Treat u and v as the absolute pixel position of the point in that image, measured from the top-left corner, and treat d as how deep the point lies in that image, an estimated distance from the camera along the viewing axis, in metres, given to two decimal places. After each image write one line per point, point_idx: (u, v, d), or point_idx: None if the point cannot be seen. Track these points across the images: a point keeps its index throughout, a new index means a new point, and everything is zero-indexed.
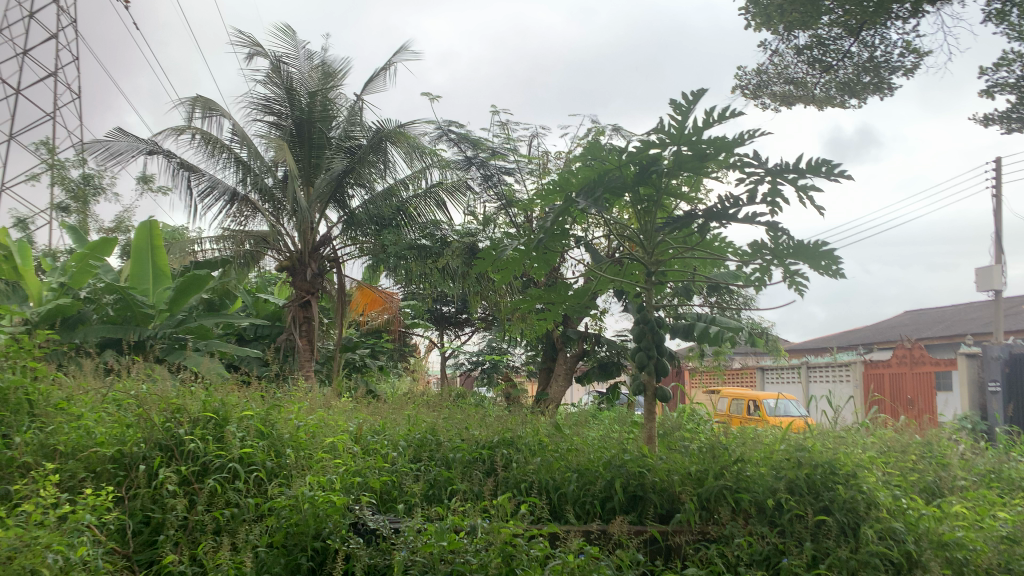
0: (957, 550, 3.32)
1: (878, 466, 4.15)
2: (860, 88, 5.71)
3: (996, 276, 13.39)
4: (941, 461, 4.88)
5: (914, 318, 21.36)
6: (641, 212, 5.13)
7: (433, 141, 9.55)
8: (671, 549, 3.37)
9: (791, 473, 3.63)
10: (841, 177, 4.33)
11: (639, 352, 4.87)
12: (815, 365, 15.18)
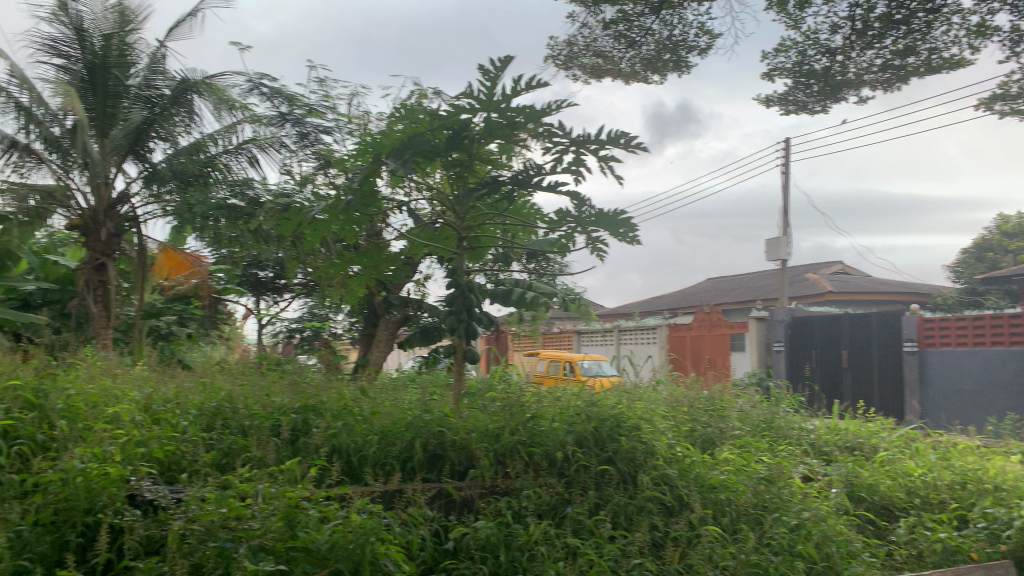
0: (721, 492, 3.66)
1: (661, 419, 4.48)
2: (661, 65, 6.04)
3: (783, 246, 14.75)
4: (721, 413, 5.33)
5: (715, 285, 23.06)
6: (453, 177, 5.12)
7: (243, 94, 9.07)
8: (464, 504, 3.44)
9: (580, 427, 3.81)
10: (638, 149, 4.54)
11: (450, 315, 4.90)
12: (626, 329, 16.20)
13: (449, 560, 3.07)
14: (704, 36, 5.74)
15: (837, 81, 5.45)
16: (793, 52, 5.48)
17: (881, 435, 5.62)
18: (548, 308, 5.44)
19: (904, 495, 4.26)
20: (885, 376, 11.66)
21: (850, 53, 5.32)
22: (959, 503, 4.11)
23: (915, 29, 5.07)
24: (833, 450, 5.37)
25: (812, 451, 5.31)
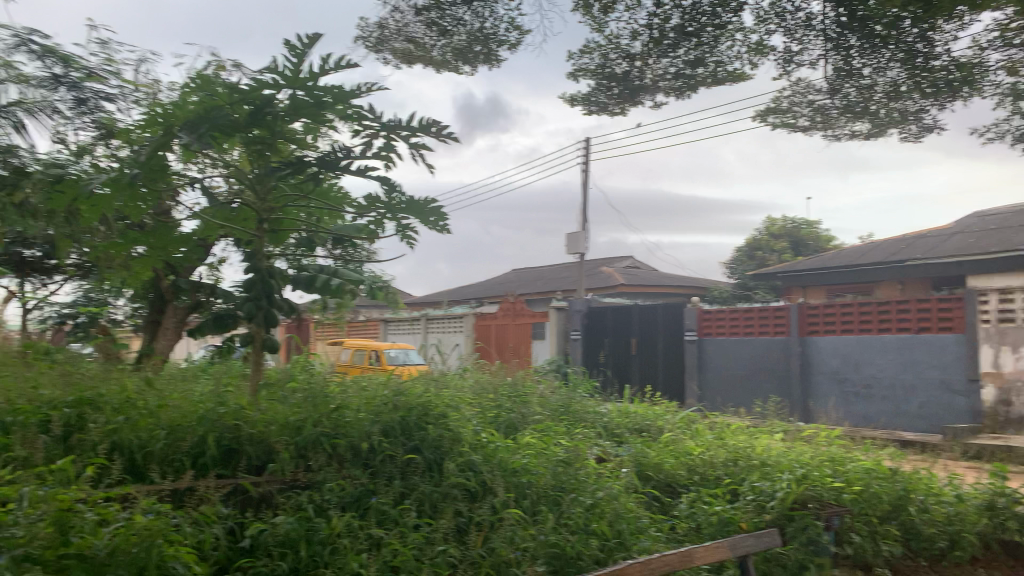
0: (523, 476, 3.77)
1: (466, 406, 4.53)
2: (472, 56, 6.08)
3: (582, 241, 15.44)
4: (522, 399, 5.49)
5: (517, 276, 23.74)
6: (252, 154, 4.78)
7: (6, 50, 8.03)
8: (262, 500, 3.30)
9: (386, 416, 3.76)
10: (449, 138, 4.53)
11: (248, 302, 4.65)
12: (433, 317, 16.24)
13: (245, 559, 2.93)
14: (515, 31, 5.85)
15: (635, 85, 5.78)
16: (597, 54, 5.73)
17: (666, 417, 6.06)
18: (354, 295, 5.31)
19: (685, 472, 4.60)
20: (669, 361, 12.69)
21: (648, 60, 5.64)
22: (730, 478, 4.49)
23: (704, 42, 5.49)
24: (624, 432, 5.72)
25: (605, 433, 5.62)
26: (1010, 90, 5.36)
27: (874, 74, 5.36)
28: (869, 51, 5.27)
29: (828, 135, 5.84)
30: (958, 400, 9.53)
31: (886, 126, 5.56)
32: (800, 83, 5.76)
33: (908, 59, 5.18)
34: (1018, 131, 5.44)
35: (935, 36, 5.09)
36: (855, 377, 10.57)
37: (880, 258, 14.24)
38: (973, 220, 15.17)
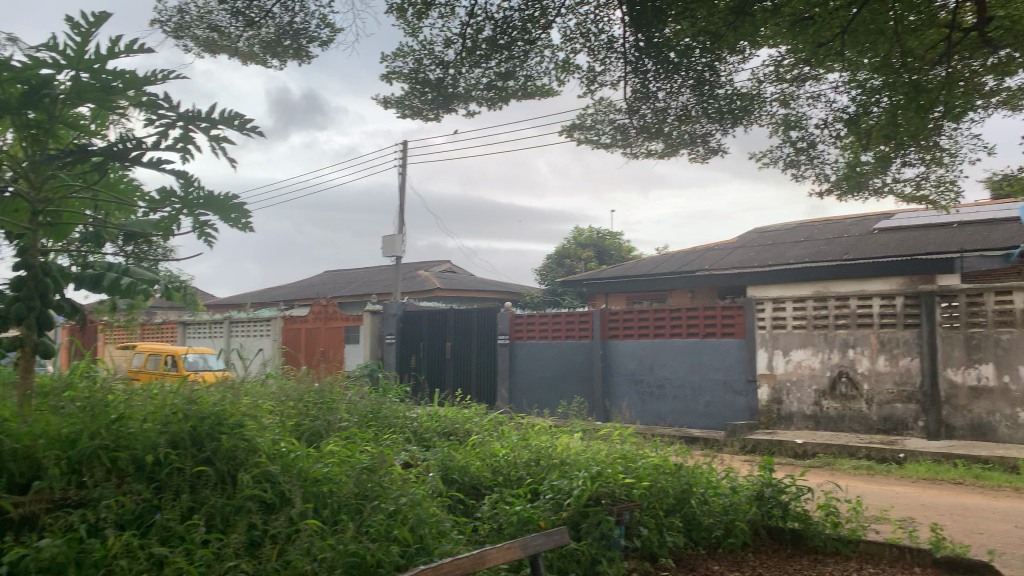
0: (323, 485, 3.66)
1: (266, 413, 4.35)
2: (281, 50, 5.85)
3: (398, 244, 15.35)
4: (329, 406, 5.36)
5: (330, 278, 23.18)
6: (26, 139, 4.34)
7: None
8: (26, 522, 3.02)
9: (175, 426, 3.51)
10: (254, 130, 4.00)
11: (15, 302, 4.12)
12: (238, 320, 15.47)
13: None
14: (325, 28, 5.71)
15: (449, 92, 5.76)
16: (411, 58, 5.72)
17: (473, 420, 6.15)
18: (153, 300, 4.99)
19: (489, 475, 4.68)
20: (483, 367, 12.91)
21: (460, 69, 5.72)
22: (532, 478, 4.63)
23: (515, 55, 5.71)
24: (432, 436, 5.75)
25: (413, 438, 5.63)
26: (781, 120, 5.96)
27: (667, 98, 5.75)
28: (663, 76, 5.66)
29: (627, 153, 6.14)
30: (739, 399, 10.46)
31: (676, 147, 5.93)
32: (602, 103, 6.06)
33: (697, 86, 5.64)
34: (787, 158, 6.06)
35: (720, 66, 5.60)
36: (651, 379, 11.28)
37: (674, 268, 15.32)
38: (752, 236, 16.75)
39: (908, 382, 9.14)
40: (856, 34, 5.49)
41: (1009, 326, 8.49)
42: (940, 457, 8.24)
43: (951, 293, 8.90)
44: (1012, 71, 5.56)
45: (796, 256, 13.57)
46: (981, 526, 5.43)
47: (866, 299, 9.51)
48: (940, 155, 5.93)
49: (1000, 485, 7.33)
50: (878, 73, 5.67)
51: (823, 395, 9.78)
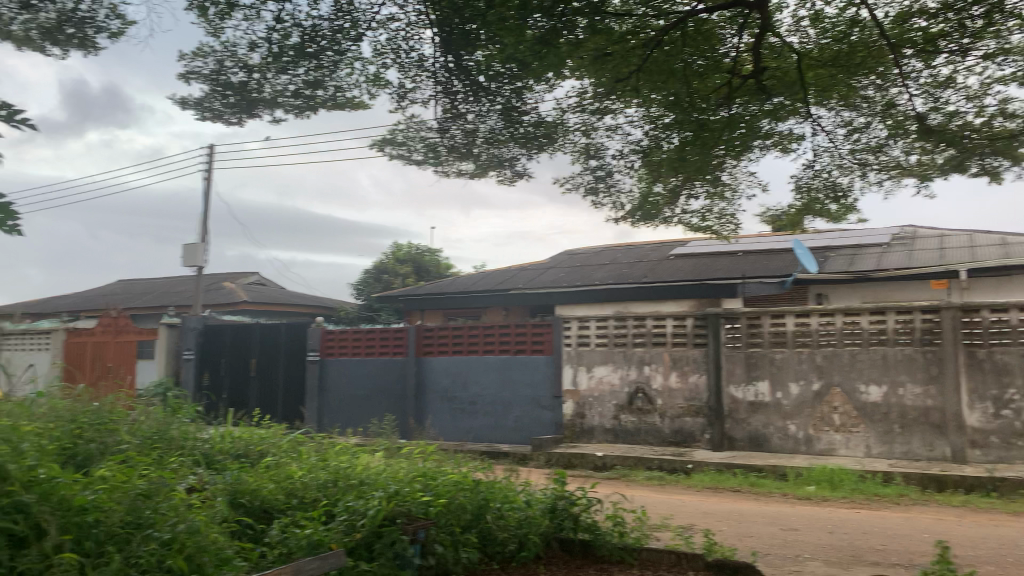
0: (88, 514, 3.34)
1: (25, 435, 3.91)
2: (63, 38, 5.38)
3: (200, 253, 14.53)
4: (107, 427, 4.91)
5: (123, 288, 21.45)
6: None
7: None
8: None
9: None
10: None
11: None
12: (10, 331, 13.94)
13: None
14: (116, 20, 5.31)
15: (253, 97, 5.54)
16: (212, 59, 5.44)
17: (269, 441, 5.89)
18: None
19: (283, 497, 4.48)
20: (289, 385, 12.48)
21: (266, 73, 5.50)
22: (327, 500, 4.49)
23: (324, 65, 5.60)
24: (223, 459, 5.45)
25: (203, 461, 5.31)
26: (583, 149, 6.29)
27: (476, 119, 5.91)
28: (471, 97, 5.81)
29: (438, 171, 6.19)
30: (545, 414, 10.80)
31: (485, 168, 6.15)
32: (413, 119, 6.06)
33: (505, 110, 5.84)
34: (588, 185, 6.41)
35: (526, 94, 5.82)
36: (463, 396, 11.37)
37: (488, 286, 15.61)
38: (563, 258, 17.44)
39: (697, 397, 9.84)
40: (648, 72, 5.90)
41: (782, 345, 9.43)
42: (723, 466, 8.93)
43: (734, 316, 9.74)
44: (782, 116, 6.08)
45: (601, 278, 14.29)
46: (751, 529, 5.95)
47: (661, 319, 10.14)
48: (724, 190, 6.49)
49: (771, 491, 8.06)
50: (669, 110, 6.10)
51: (622, 410, 10.29)
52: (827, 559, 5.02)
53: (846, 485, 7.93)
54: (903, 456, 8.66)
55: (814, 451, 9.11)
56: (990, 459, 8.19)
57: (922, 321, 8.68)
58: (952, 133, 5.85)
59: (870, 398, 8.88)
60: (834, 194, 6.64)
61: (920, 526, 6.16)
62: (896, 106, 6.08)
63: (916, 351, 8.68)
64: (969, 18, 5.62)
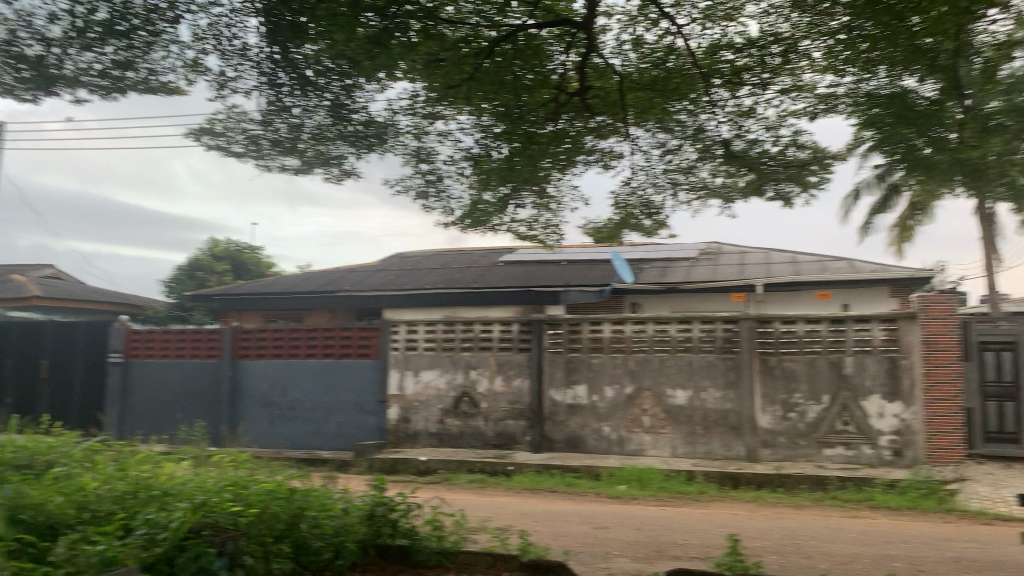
0: None
1: None
2: None
3: None
4: None
5: None
6: None
7: None
8: None
9: None
10: None
11: None
12: None
13: None
14: None
15: (50, 74, 5.06)
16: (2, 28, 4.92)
17: (59, 449, 5.38)
18: None
19: (72, 510, 4.07)
20: (87, 388, 11.51)
21: (67, 49, 5.04)
22: (125, 513, 4.16)
23: (136, 45, 5.21)
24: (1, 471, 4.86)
25: None
26: (414, 152, 6.35)
27: (302, 114, 5.74)
28: (298, 91, 5.63)
29: (259, 165, 5.94)
30: (368, 419, 10.64)
31: (311, 165, 6.04)
32: (234, 110, 5.75)
33: (333, 107, 5.73)
34: (418, 188, 6.46)
35: (356, 93, 5.74)
36: (282, 402, 10.97)
37: (313, 287, 15.17)
38: (391, 260, 17.28)
39: (519, 401, 10.07)
40: (478, 82, 6.04)
41: (599, 351, 9.86)
42: (542, 468, 9.20)
43: (556, 322, 10.07)
44: (605, 134, 6.52)
45: (430, 282, 14.30)
46: (566, 528, 6.17)
47: (487, 324, 10.27)
48: (549, 201, 6.70)
49: (586, 491, 8.40)
50: (500, 120, 6.18)
51: (446, 414, 10.33)
52: (634, 555, 5.30)
53: (654, 484, 8.43)
54: (704, 455, 9.33)
55: (626, 452, 9.61)
56: (778, 457, 9.08)
57: (723, 330, 9.41)
58: (753, 158, 6.39)
59: (677, 401, 9.50)
60: (648, 211, 7.03)
61: (717, 521, 6.66)
62: (705, 132, 6.51)
63: (717, 358, 9.40)
64: (768, 56, 6.15)
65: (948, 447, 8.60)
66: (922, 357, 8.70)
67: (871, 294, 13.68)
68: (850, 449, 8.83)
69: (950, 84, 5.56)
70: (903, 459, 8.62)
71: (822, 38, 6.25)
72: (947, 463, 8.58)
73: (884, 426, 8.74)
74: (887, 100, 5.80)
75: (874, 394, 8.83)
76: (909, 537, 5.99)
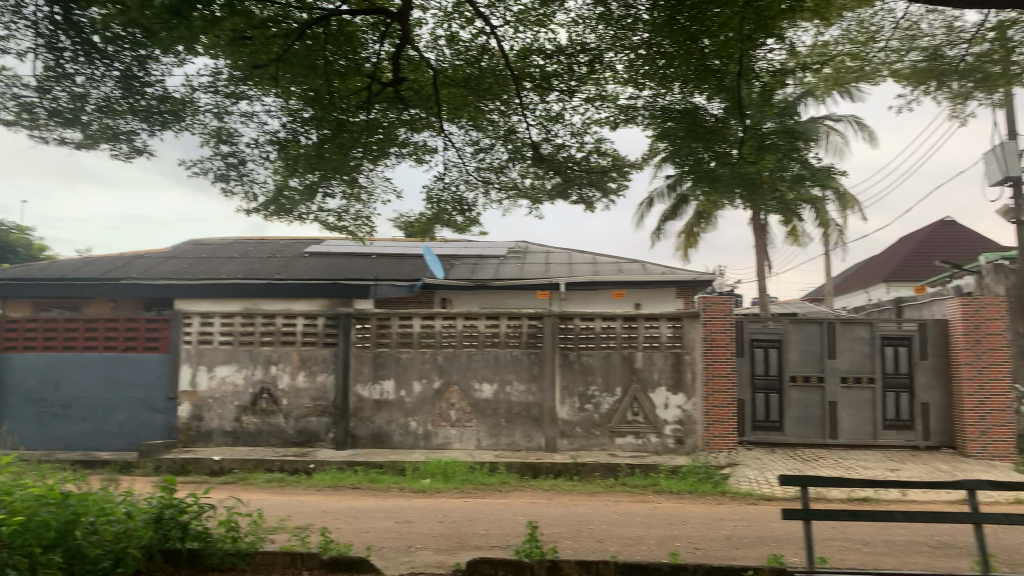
0: None
1: None
2: None
3: None
4: None
5: None
6: None
7: None
8: None
9: None
10: None
11: None
12: None
13: None
14: None
15: None
16: None
17: None
18: None
19: None
20: None
21: None
22: None
23: None
24: None
25: None
26: (215, 132, 6.08)
27: (87, 84, 5.39)
28: (83, 58, 5.35)
29: (34, 136, 5.44)
30: (156, 417, 10.00)
31: (96, 140, 5.56)
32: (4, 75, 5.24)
33: (123, 78, 5.43)
34: (218, 171, 6.16)
35: (150, 64, 5.46)
36: (54, 398, 10.02)
37: (94, 273, 13.88)
38: (186, 248, 16.17)
39: (323, 397, 9.81)
40: (286, 64, 5.73)
41: (407, 346, 9.83)
42: (344, 464, 9.03)
43: (364, 316, 9.90)
44: (418, 128, 6.49)
45: (229, 273, 13.58)
46: (368, 525, 6.09)
47: (291, 318, 9.90)
48: (360, 192, 6.60)
49: (390, 486, 8.36)
50: (309, 105, 6.06)
51: (244, 411, 9.85)
52: (437, 547, 5.35)
53: (458, 476, 8.56)
54: (507, 447, 9.61)
55: (431, 446, 9.67)
56: (575, 446, 9.54)
57: (528, 326, 9.71)
58: (560, 162, 6.67)
59: (483, 395, 9.70)
60: (460, 208, 7.09)
61: (517, 510, 6.87)
62: (515, 133, 6.73)
63: (522, 353, 9.69)
64: (576, 64, 6.43)
65: (723, 435, 9.37)
66: (702, 352, 9.53)
67: (661, 295, 14.71)
68: (639, 437, 9.50)
69: (733, 105, 6.15)
70: (684, 446, 9.45)
71: (625, 51, 6.53)
72: (722, 450, 9.36)
73: (669, 416, 9.51)
74: (679, 115, 6.33)
75: (661, 387, 9.55)
76: (689, 519, 6.51)
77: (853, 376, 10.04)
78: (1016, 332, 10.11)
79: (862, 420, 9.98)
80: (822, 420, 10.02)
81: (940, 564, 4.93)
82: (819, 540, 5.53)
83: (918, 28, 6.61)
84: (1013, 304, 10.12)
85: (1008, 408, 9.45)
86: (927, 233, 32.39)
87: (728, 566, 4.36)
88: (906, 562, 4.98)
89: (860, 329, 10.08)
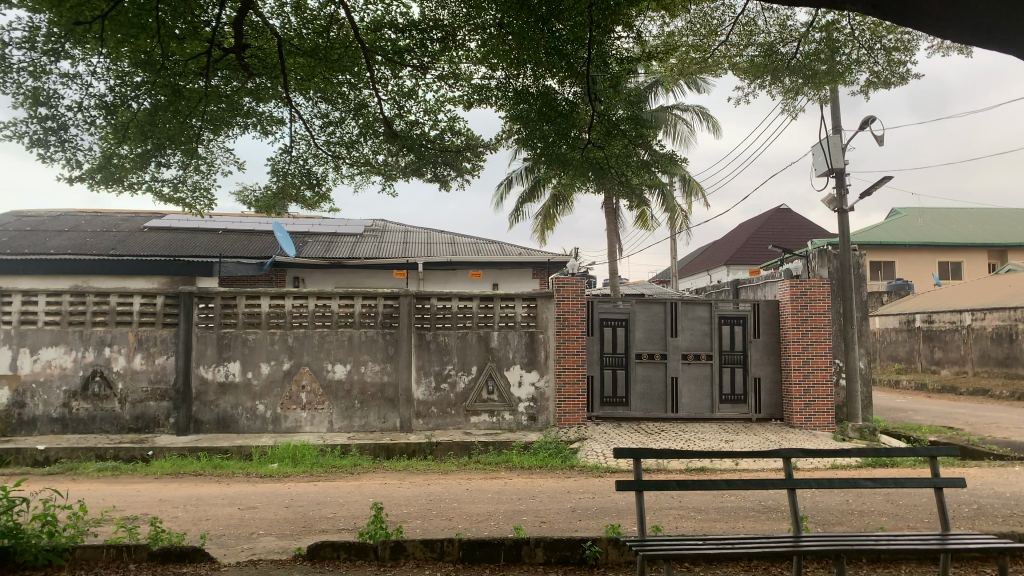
0: None
1: None
2: None
3: None
4: None
5: None
6: None
7: None
8: None
9: None
10: None
11: None
12: None
13: None
14: None
15: None
16: None
17: None
18: None
19: None
20: None
21: None
22: None
23: None
24: None
25: None
26: (30, 92, 5.60)
27: None
28: None
29: None
30: None
31: None
32: None
33: None
34: (34, 135, 5.66)
35: None
36: None
37: None
38: (7, 219, 14.75)
39: (162, 380, 9.28)
40: (113, 23, 5.31)
41: (255, 327, 9.45)
42: (185, 450, 8.60)
43: (207, 295, 9.41)
44: (263, 98, 6.24)
45: (58, 248, 12.56)
46: (208, 512, 5.84)
47: (127, 296, 9.26)
48: (199, 163, 6.26)
49: (234, 472, 8.04)
50: (140, 68, 5.69)
51: (73, 396, 9.16)
52: (279, 533, 5.19)
53: (307, 460, 8.35)
54: (360, 428, 9.47)
55: (280, 430, 9.38)
56: (429, 426, 9.54)
57: (383, 306, 9.57)
58: (413, 139, 6.55)
59: (335, 375, 9.49)
60: (308, 182, 6.83)
61: (366, 492, 6.79)
62: (366, 108, 6.57)
63: (376, 333, 9.54)
64: (428, 40, 6.35)
65: (573, 412, 9.72)
66: (555, 331, 9.78)
67: (518, 275, 14.90)
68: (493, 416, 9.63)
69: (583, 89, 6.27)
70: (536, 423, 9.69)
71: (478, 30, 6.49)
72: (572, 425, 9.69)
73: (522, 394, 9.69)
74: (533, 97, 6.26)
75: (515, 365, 9.70)
76: (537, 493, 6.66)
77: (694, 353, 10.59)
78: (837, 312, 11.00)
79: (702, 395, 10.57)
80: (665, 396, 10.52)
81: (761, 527, 5.31)
82: (657, 509, 5.81)
83: (756, 24, 6.96)
84: (834, 286, 11.00)
85: (828, 380, 10.31)
86: (766, 220, 34.58)
87: (568, 538, 4.50)
88: (733, 526, 5.33)
89: (700, 309, 10.65)
